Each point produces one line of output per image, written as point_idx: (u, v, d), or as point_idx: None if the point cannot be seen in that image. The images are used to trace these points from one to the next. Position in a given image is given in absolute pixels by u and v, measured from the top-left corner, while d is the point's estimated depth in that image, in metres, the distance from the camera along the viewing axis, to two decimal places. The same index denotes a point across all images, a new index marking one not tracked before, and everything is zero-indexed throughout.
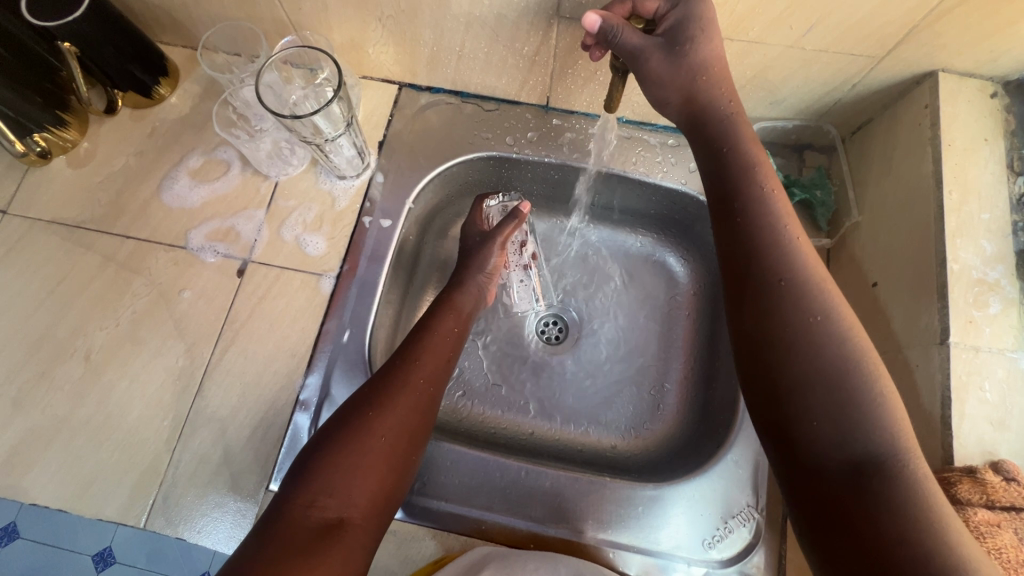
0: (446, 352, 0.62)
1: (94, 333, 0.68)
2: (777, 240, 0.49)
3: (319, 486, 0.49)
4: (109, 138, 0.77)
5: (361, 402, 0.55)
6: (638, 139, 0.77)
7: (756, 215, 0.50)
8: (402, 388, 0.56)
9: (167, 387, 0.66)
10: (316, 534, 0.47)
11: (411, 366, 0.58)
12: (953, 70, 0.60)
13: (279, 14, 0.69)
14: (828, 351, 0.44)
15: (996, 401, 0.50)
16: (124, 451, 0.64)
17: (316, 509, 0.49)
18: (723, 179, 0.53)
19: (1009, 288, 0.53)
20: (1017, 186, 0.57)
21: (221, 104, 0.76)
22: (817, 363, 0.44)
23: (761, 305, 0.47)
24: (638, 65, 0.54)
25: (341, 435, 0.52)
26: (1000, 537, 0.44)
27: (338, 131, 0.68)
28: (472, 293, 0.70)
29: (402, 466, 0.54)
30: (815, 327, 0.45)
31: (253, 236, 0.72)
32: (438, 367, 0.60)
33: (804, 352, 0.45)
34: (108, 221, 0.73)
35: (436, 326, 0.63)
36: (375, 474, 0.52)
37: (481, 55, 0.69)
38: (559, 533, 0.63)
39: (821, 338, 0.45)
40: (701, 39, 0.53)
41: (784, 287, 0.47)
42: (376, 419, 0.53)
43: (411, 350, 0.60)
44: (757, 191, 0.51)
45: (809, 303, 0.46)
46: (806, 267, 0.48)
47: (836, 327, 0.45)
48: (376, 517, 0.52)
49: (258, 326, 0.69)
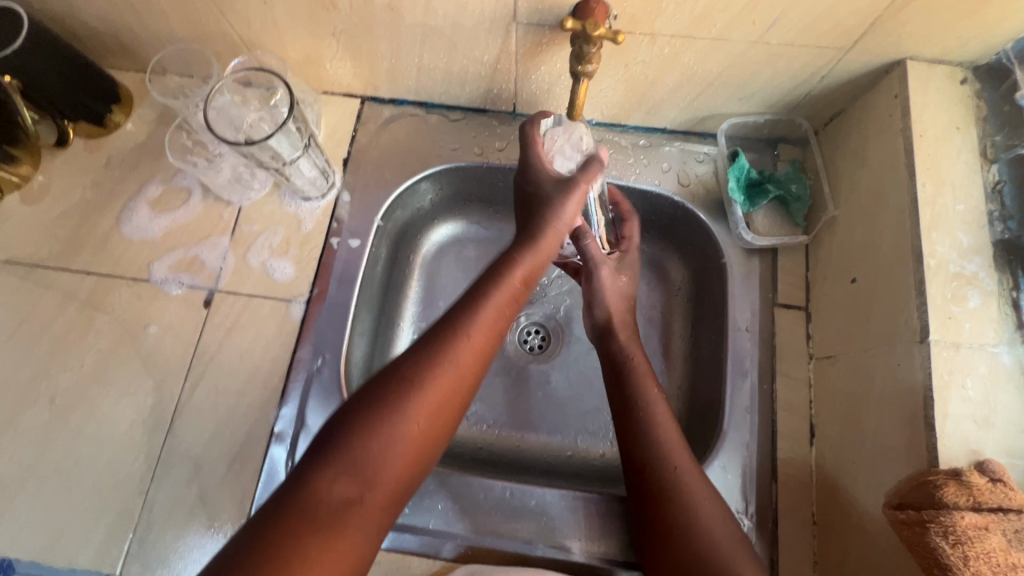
0: (498, 329, 0.55)
1: (58, 376, 0.66)
2: (655, 432, 0.58)
3: (345, 463, 0.45)
4: (63, 171, 0.74)
5: (399, 378, 0.49)
6: (608, 140, 0.74)
7: (645, 420, 0.58)
8: (447, 367, 0.50)
9: (138, 428, 0.64)
10: (333, 512, 0.43)
11: (459, 341, 0.52)
12: (921, 57, 0.59)
13: (231, 34, 0.67)
14: (691, 517, 0.52)
15: (979, 399, 0.49)
16: (98, 496, 0.62)
17: (338, 485, 0.44)
18: (620, 382, 0.62)
19: (987, 281, 0.52)
20: (991, 174, 0.56)
21: (175, 129, 0.74)
22: (682, 523, 0.52)
23: (644, 472, 0.56)
24: (592, 267, 0.68)
25: (378, 412, 0.47)
26: (988, 541, 0.43)
27: (297, 152, 0.66)
28: (546, 250, 0.61)
29: (428, 451, 0.49)
30: (694, 504, 0.53)
31: (218, 264, 0.70)
32: (488, 347, 0.54)
33: (695, 521, 0.52)
34: (67, 257, 0.70)
35: (496, 293, 0.56)
36: (407, 455, 0.47)
37: (441, 65, 0.67)
38: (547, 553, 0.61)
39: (690, 502, 0.53)
40: (620, 271, 0.69)
41: (658, 471, 0.55)
42: (414, 399, 0.48)
43: (462, 321, 0.53)
44: (650, 406, 0.59)
45: (677, 478, 0.54)
46: (684, 450, 0.57)
47: (697, 490, 0.54)
48: (397, 497, 0.48)
49: (228, 359, 0.67)
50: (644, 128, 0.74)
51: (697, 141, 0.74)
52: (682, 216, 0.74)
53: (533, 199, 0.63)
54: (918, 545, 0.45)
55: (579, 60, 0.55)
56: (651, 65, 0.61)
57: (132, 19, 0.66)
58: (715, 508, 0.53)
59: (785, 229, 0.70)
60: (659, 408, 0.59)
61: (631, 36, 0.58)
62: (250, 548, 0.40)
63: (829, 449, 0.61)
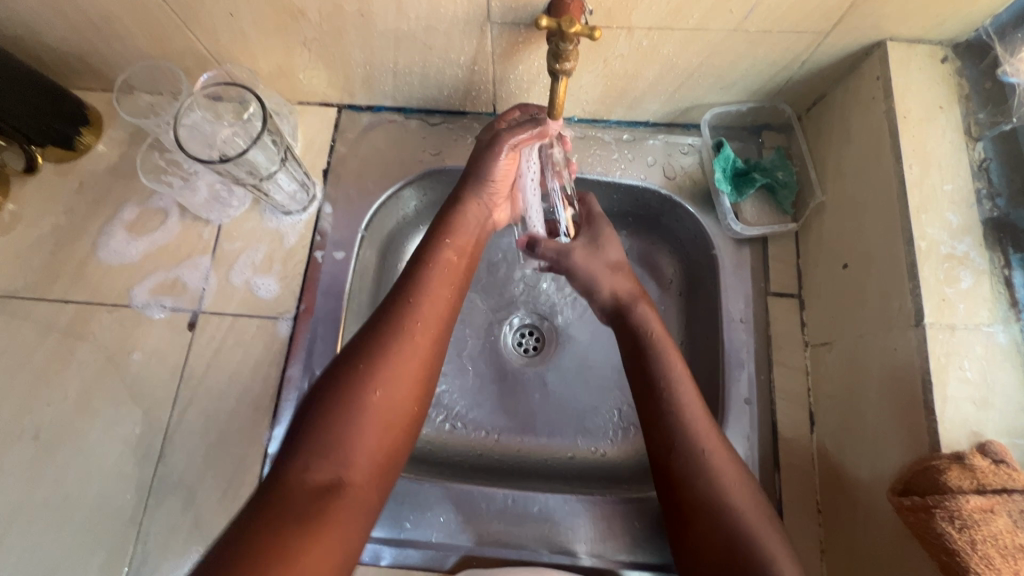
0: (449, 293, 0.56)
1: (41, 410, 0.64)
2: (664, 372, 0.58)
3: (311, 447, 0.44)
4: (33, 199, 0.71)
5: (351, 355, 0.49)
6: (591, 137, 0.73)
7: (654, 361, 0.59)
8: (399, 339, 0.50)
9: (127, 458, 0.63)
10: (313, 497, 0.43)
11: (405, 310, 0.52)
12: (901, 37, 0.58)
13: (198, 48, 0.65)
14: (720, 494, 0.52)
15: (978, 380, 0.48)
16: (91, 529, 0.61)
17: (312, 472, 0.44)
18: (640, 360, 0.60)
19: (979, 260, 0.52)
20: (977, 152, 0.56)
21: (147, 149, 0.73)
22: (688, 470, 0.53)
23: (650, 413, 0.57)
24: (567, 258, 0.68)
25: (334, 390, 0.47)
26: (995, 524, 0.42)
27: (274, 166, 0.65)
28: (476, 211, 0.62)
29: (404, 425, 0.49)
30: (689, 430, 0.55)
31: (201, 284, 0.69)
32: (441, 313, 0.54)
33: (690, 448, 0.54)
34: (43, 286, 0.68)
35: (437, 260, 0.57)
36: (378, 433, 0.47)
37: (417, 69, 0.66)
38: (553, 559, 0.61)
39: (720, 483, 0.52)
40: (612, 246, 0.67)
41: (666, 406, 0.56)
42: (368, 375, 0.48)
43: (408, 291, 0.53)
44: (655, 349, 0.60)
45: (681, 416, 0.55)
46: (690, 381, 0.58)
47: (697, 417, 0.55)
48: (378, 476, 0.47)
49: (217, 382, 0.65)
50: (627, 122, 0.73)
51: (681, 132, 0.73)
52: (670, 209, 0.73)
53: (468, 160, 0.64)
54: (925, 532, 0.45)
55: (556, 58, 0.53)
56: (629, 59, 0.61)
57: (95, 38, 0.64)
58: (722, 447, 0.54)
59: (775, 218, 0.69)
60: (672, 358, 0.59)
61: (608, 31, 0.57)
62: (232, 543, 0.39)
63: (830, 437, 0.60)
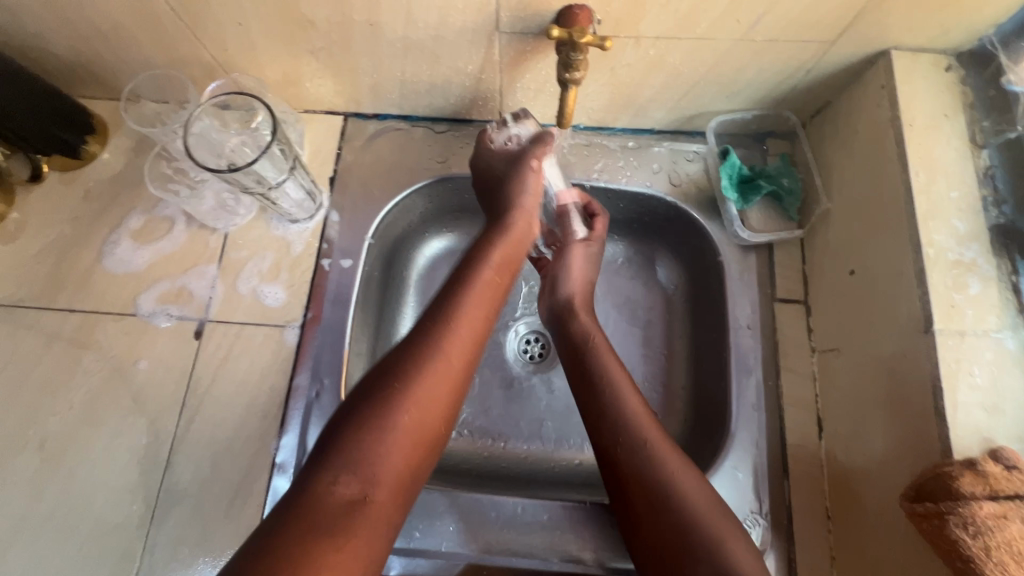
0: (484, 313, 0.55)
1: (47, 421, 0.64)
2: (609, 382, 0.59)
3: (342, 462, 0.44)
4: (38, 207, 0.71)
5: (387, 371, 0.49)
6: (597, 144, 0.74)
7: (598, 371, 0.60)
8: (433, 358, 0.50)
9: (133, 468, 0.62)
10: (338, 511, 0.42)
11: (446, 329, 0.52)
12: (905, 46, 0.59)
13: (206, 56, 0.65)
14: (675, 494, 0.51)
15: (987, 386, 0.49)
16: (97, 541, 0.60)
17: (339, 485, 0.43)
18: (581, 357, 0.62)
19: (986, 267, 0.52)
20: (982, 160, 0.56)
21: (154, 159, 0.73)
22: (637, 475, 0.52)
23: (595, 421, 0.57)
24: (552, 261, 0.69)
25: (370, 405, 0.47)
26: (1009, 530, 0.42)
27: (283, 175, 0.65)
28: (523, 229, 0.63)
29: (431, 445, 0.49)
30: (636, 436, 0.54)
31: (207, 293, 0.68)
32: (476, 333, 0.54)
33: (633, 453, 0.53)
34: (48, 295, 0.68)
35: (475, 281, 0.57)
36: (405, 449, 0.47)
37: (425, 78, 0.66)
38: (564, 567, 0.61)
39: (675, 482, 0.51)
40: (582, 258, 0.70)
41: (609, 415, 0.56)
42: (401, 392, 0.47)
43: (445, 310, 0.54)
44: (598, 357, 0.61)
45: (626, 423, 0.55)
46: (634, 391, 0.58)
47: (644, 424, 0.55)
48: (400, 493, 0.46)
49: (224, 391, 0.65)
50: (632, 130, 0.73)
51: (686, 139, 0.74)
52: (676, 216, 0.73)
53: (496, 184, 0.66)
54: (939, 538, 0.45)
55: (567, 68, 0.54)
56: (636, 68, 0.61)
57: (102, 47, 0.64)
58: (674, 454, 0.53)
59: (781, 225, 0.69)
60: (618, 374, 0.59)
61: (616, 40, 0.57)
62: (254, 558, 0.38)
63: (839, 443, 0.60)
